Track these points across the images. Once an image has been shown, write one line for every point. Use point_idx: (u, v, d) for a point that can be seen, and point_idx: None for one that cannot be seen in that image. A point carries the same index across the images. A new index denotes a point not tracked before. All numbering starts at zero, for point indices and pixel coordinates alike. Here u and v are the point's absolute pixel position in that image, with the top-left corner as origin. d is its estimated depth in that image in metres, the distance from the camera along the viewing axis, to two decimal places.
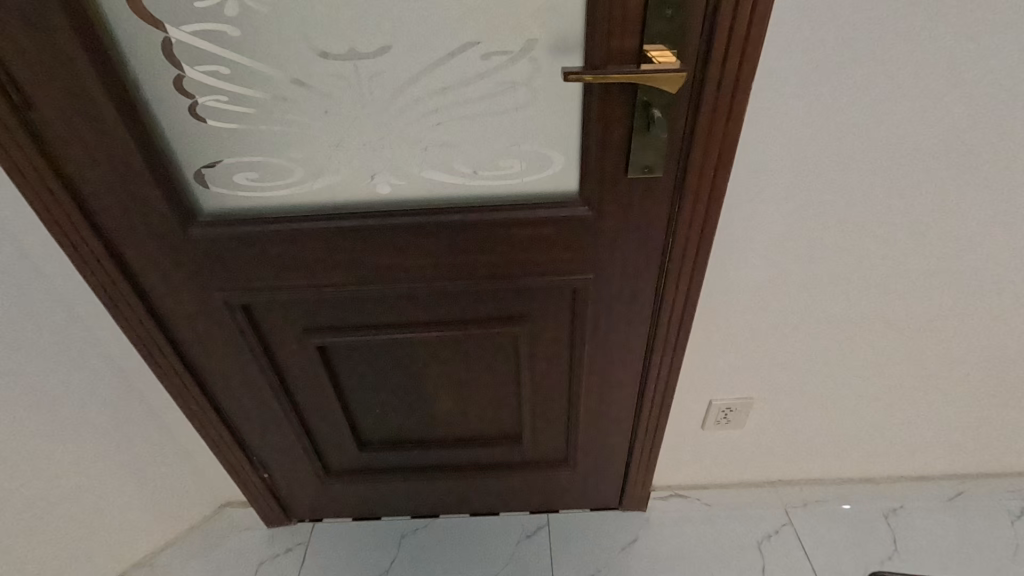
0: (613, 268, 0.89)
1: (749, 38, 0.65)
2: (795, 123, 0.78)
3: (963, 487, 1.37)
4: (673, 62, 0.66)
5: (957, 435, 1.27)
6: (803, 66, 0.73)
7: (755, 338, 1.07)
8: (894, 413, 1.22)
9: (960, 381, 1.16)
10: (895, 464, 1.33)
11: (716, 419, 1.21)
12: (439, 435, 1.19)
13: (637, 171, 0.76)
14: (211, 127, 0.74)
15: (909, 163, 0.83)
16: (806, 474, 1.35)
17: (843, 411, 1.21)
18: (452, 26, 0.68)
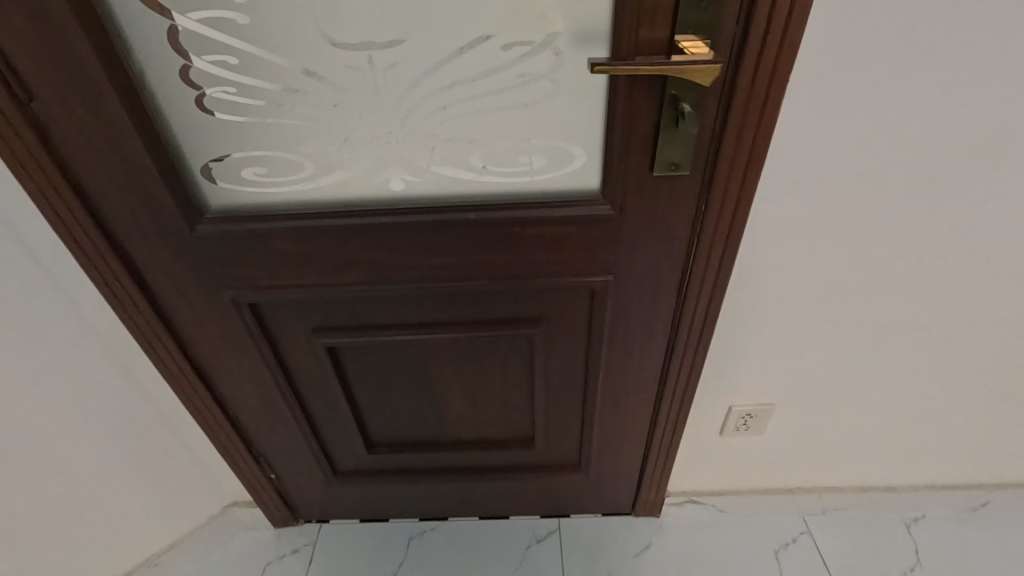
0: (634, 269, 0.85)
1: (788, 29, 0.61)
2: (831, 119, 0.73)
3: (988, 497, 1.32)
4: (705, 53, 0.62)
5: (984, 443, 1.22)
6: (843, 60, 0.68)
7: (778, 343, 1.03)
8: (918, 422, 1.18)
9: (990, 390, 1.12)
10: (918, 471, 1.29)
11: (734, 426, 1.17)
12: (449, 438, 1.16)
13: (663, 169, 0.72)
14: (219, 120, 0.71)
15: (949, 164, 0.78)
16: (824, 481, 1.31)
17: (866, 418, 1.17)
18: (471, 15, 0.64)
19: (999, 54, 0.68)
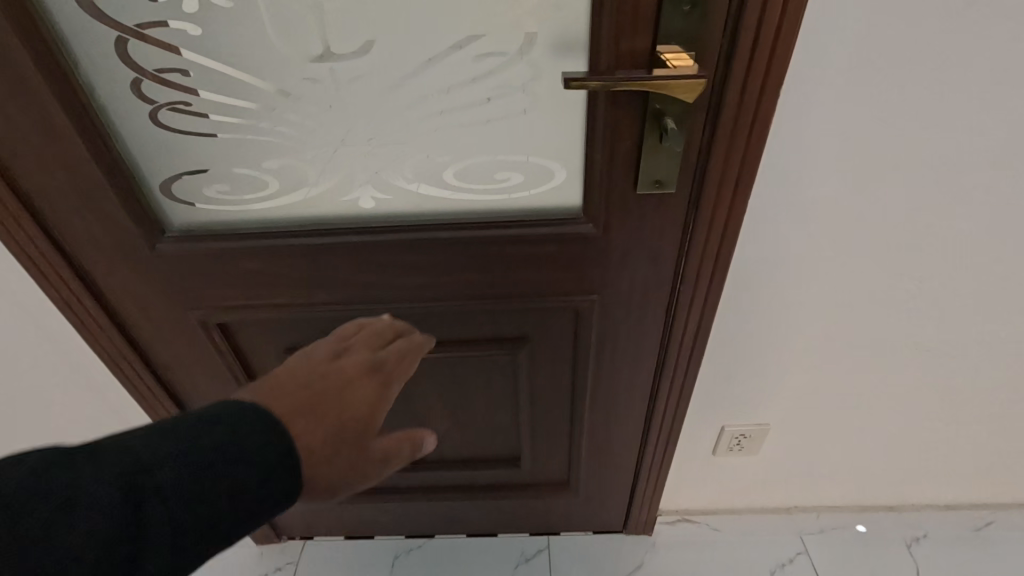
0: (620, 289, 0.81)
1: (778, 39, 0.56)
2: (827, 134, 0.69)
3: (993, 516, 1.27)
4: (690, 65, 0.58)
5: (988, 463, 1.18)
6: (841, 71, 0.64)
7: (773, 362, 0.99)
8: (919, 441, 1.13)
9: (995, 409, 1.07)
10: (919, 490, 1.24)
11: (728, 446, 1.14)
12: (434, 456, 1.13)
13: (648, 187, 0.68)
14: (176, 135, 0.67)
15: (953, 181, 0.74)
16: (822, 500, 1.27)
17: (865, 438, 1.13)
18: (439, 25, 0.60)
19: (1011, 64, 0.63)
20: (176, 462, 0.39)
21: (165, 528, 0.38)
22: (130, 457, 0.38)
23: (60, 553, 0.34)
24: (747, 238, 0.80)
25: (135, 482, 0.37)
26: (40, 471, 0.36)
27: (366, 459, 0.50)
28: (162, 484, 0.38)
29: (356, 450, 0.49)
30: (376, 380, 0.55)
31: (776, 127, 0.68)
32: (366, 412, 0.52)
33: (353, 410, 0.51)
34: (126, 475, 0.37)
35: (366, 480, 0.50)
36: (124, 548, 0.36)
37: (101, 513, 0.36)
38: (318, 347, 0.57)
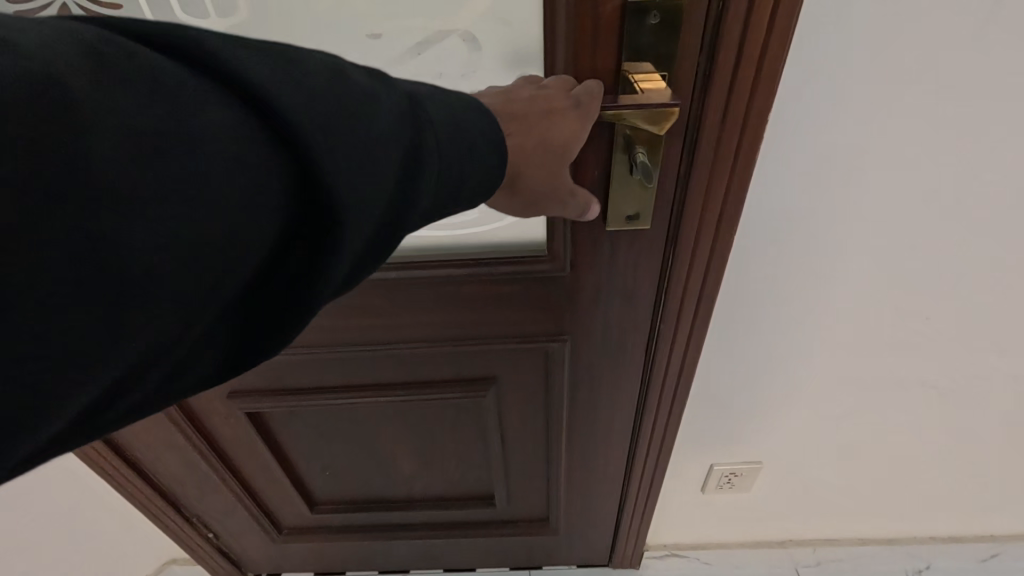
0: (594, 329, 0.73)
1: (766, 56, 0.47)
2: (822, 161, 0.60)
3: (1000, 548, 1.20)
4: (662, 88, 0.50)
5: (997, 497, 1.10)
6: (836, 93, 0.55)
7: (764, 397, 0.91)
8: (922, 475, 1.05)
9: (1004, 444, 0.99)
10: (921, 523, 1.17)
11: (717, 483, 1.07)
12: (402, 496, 1.05)
13: (618, 223, 0.59)
14: None
15: (964, 211, 0.65)
16: (819, 533, 1.20)
17: (864, 472, 1.05)
18: (367, 45, 0.51)
19: None
20: (453, 123, 0.38)
21: (439, 173, 0.37)
22: (417, 109, 0.36)
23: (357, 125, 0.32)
24: (733, 271, 0.72)
25: (421, 123, 0.36)
26: (358, 77, 0.34)
27: (557, 180, 0.50)
28: (441, 138, 0.37)
29: (556, 163, 0.49)
30: (574, 120, 0.48)
31: (763, 152, 0.60)
32: (570, 130, 0.47)
33: (551, 128, 0.46)
34: (417, 122, 0.36)
35: (566, 204, 0.51)
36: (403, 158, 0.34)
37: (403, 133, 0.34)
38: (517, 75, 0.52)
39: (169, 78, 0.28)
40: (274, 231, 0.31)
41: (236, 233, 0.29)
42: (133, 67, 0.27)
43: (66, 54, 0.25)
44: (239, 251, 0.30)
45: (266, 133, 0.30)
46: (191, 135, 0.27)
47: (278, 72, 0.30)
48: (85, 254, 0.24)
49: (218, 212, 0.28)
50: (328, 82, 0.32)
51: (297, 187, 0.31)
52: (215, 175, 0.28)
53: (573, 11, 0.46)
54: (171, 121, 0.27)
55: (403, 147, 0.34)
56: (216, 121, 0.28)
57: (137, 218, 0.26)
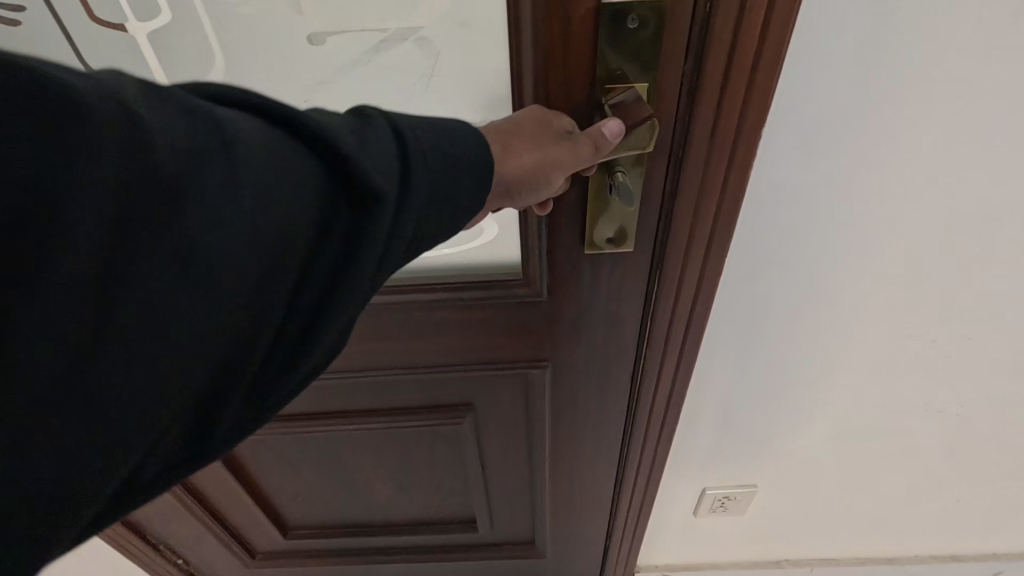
0: (576, 355, 0.67)
1: (759, 62, 0.41)
2: (820, 183, 0.54)
3: (1003, 567, 1.15)
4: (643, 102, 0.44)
5: (1000, 517, 1.05)
6: (837, 110, 0.50)
7: (762, 425, 0.86)
8: (923, 497, 1.00)
9: (1010, 466, 0.94)
10: (921, 542, 1.12)
11: (710, 507, 1.02)
12: (379, 521, 1.00)
13: (597, 246, 0.54)
14: None
15: (978, 235, 0.59)
16: (816, 553, 1.15)
17: (863, 495, 1.00)
18: (311, 50, 0.45)
19: None
20: (459, 146, 0.36)
21: (443, 206, 0.35)
22: (413, 133, 0.34)
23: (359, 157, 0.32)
24: (724, 302, 0.66)
25: (422, 153, 0.34)
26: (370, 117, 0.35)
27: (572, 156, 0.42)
28: (441, 167, 0.35)
29: (528, 144, 0.41)
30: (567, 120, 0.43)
31: (759, 165, 0.53)
32: (526, 116, 0.42)
33: (497, 127, 0.41)
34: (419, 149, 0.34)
35: (577, 159, 0.42)
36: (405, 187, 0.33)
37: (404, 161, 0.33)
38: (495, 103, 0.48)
39: (207, 114, 0.29)
40: (291, 273, 0.31)
41: (257, 273, 0.29)
42: (179, 104, 0.28)
43: (129, 89, 0.27)
44: (256, 300, 0.30)
45: (283, 173, 0.30)
46: (220, 172, 0.28)
47: (292, 115, 0.31)
48: (138, 287, 0.26)
49: (241, 251, 0.28)
50: (334, 122, 0.33)
51: (311, 228, 0.31)
52: (238, 214, 0.28)
53: (541, 17, 0.40)
54: (206, 158, 0.28)
55: (404, 182, 0.33)
56: (242, 157, 0.29)
57: (176, 258, 0.27)
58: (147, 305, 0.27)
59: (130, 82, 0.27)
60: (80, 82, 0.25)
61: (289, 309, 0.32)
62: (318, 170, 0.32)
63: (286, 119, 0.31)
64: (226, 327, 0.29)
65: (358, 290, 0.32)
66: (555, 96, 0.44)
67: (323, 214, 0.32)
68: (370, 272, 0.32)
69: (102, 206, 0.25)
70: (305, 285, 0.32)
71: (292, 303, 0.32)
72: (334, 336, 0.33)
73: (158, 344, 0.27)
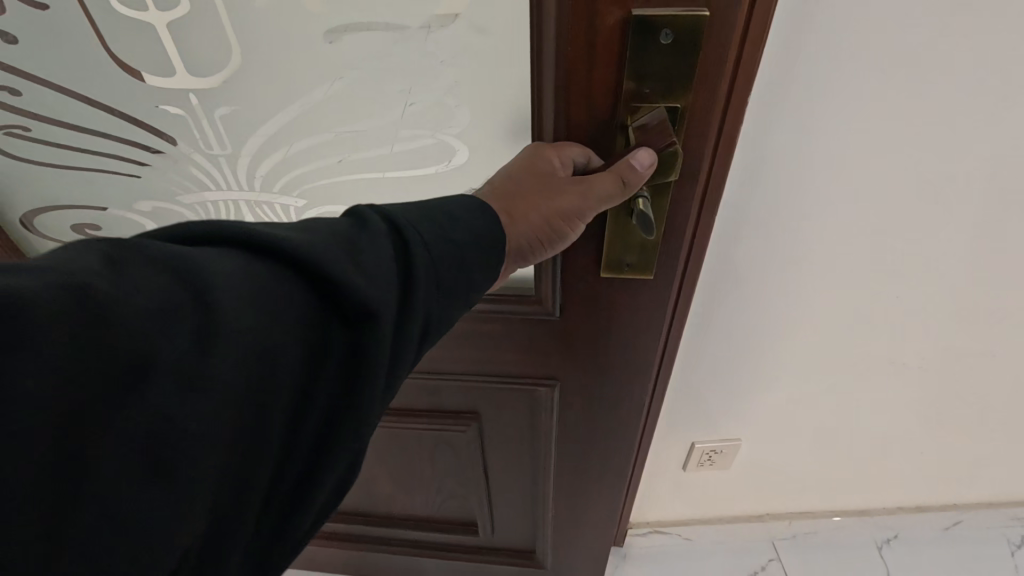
0: (586, 375, 0.64)
1: (747, 42, 0.38)
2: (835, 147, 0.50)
3: (965, 515, 1.05)
4: (658, 109, 0.39)
5: (984, 477, 0.98)
6: (840, 87, 0.46)
7: (754, 376, 0.76)
8: (916, 451, 0.90)
9: (1006, 416, 0.85)
10: (903, 494, 1.01)
11: (698, 461, 0.90)
12: (382, 513, 1.00)
13: (614, 270, 0.51)
14: (22, 165, 0.52)
15: (988, 187, 0.54)
16: (800, 504, 1.02)
17: (860, 444, 0.88)
18: (326, 49, 0.43)
19: None
20: (462, 232, 0.36)
21: (446, 301, 0.35)
22: (414, 233, 0.34)
23: (350, 284, 0.30)
24: (718, 267, 0.61)
25: (424, 253, 0.34)
26: (366, 224, 0.33)
27: (587, 201, 0.40)
28: (444, 268, 0.34)
29: (543, 201, 0.40)
30: (580, 159, 0.42)
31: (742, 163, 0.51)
32: (532, 168, 0.40)
33: (506, 184, 0.40)
34: (408, 244, 0.33)
35: (603, 199, 0.40)
36: (395, 297, 0.32)
37: (396, 267, 0.32)
38: (516, 112, 0.45)
39: (183, 266, 0.26)
40: (283, 421, 0.29)
41: (241, 439, 0.27)
42: (150, 265, 0.25)
43: (90, 267, 0.23)
44: (245, 457, 0.28)
45: (267, 316, 0.28)
46: (199, 339, 0.25)
47: (276, 244, 0.29)
48: (106, 494, 0.23)
49: (221, 424, 0.26)
50: (320, 241, 0.31)
51: (304, 366, 0.29)
52: (219, 380, 0.25)
53: (564, 28, 0.37)
54: (182, 328, 0.25)
55: (405, 293, 0.32)
56: (224, 311, 0.26)
57: (142, 458, 0.24)
58: (118, 517, 0.23)
59: (90, 255, 0.24)
60: (24, 277, 0.22)
61: (286, 455, 0.30)
62: (307, 297, 0.30)
63: (268, 249, 0.29)
64: (213, 495, 0.27)
65: (360, 424, 0.31)
66: (576, 125, 0.42)
67: (319, 348, 0.30)
68: (374, 399, 0.31)
69: (56, 424, 0.21)
70: (298, 427, 0.30)
71: (291, 448, 0.30)
72: (339, 472, 0.32)
73: (131, 550, 0.24)
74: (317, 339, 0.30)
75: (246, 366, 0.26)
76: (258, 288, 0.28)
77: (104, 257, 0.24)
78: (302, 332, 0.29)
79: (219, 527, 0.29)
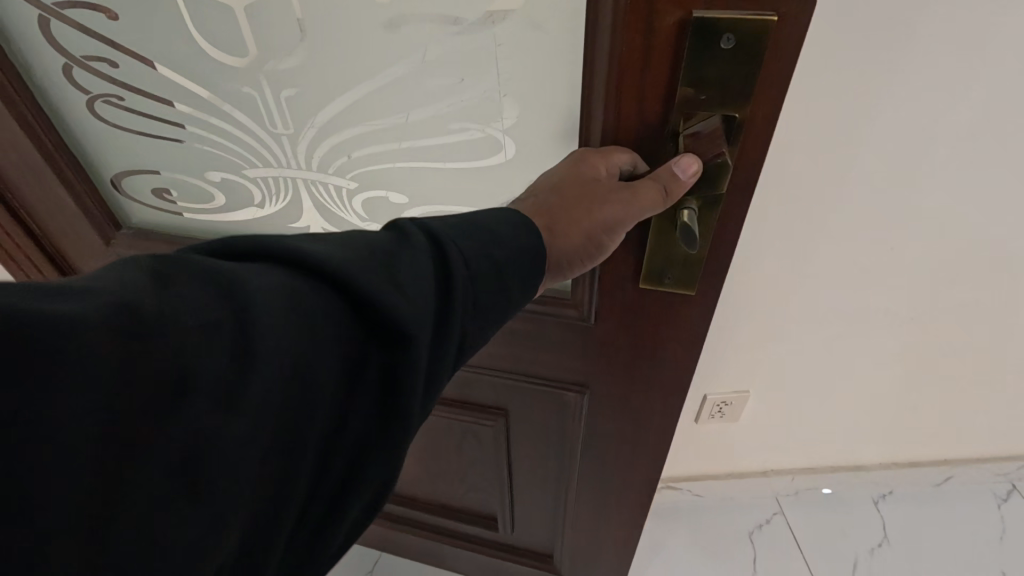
0: (618, 384, 0.62)
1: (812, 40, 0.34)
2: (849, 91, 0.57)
3: (955, 472, 1.11)
4: (711, 116, 0.38)
5: (973, 435, 1.04)
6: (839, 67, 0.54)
7: (758, 332, 0.82)
8: (908, 405, 0.96)
9: (992, 366, 0.90)
10: (895, 451, 1.06)
11: (709, 414, 0.94)
12: (406, 494, 1.02)
13: (653, 282, 0.49)
14: (115, 130, 0.58)
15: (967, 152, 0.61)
16: (801, 461, 1.07)
17: (864, 399, 0.94)
18: (389, 38, 0.44)
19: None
20: (508, 251, 0.34)
21: (485, 321, 0.33)
22: (452, 245, 0.32)
23: (388, 303, 0.28)
24: None
25: (463, 269, 0.31)
26: (408, 236, 0.32)
27: (629, 212, 0.39)
28: (484, 284, 0.32)
29: (583, 217, 0.38)
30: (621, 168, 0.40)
31: None
32: (571, 179, 0.39)
33: (544, 199, 0.39)
34: (447, 259, 0.31)
35: (646, 207, 0.39)
36: (436, 315, 0.30)
37: (436, 282, 0.30)
38: (565, 110, 0.45)
39: (226, 282, 0.24)
40: (320, 444, 0.27)
41: (273, 467, 0.25)
42: (194, 281, 0.24)
43: (134, 284, 0.22)
44: (276, 489, 0.26)
45: (306, 336, 0.26)
46: (235, 357, 0.24)
47: (317, 262, 0.27)
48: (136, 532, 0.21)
49: (254, 452, 0.24)
50: (360, 254, 0.29)
51: (340, 390, 0.27)
52: (253, 406, 0.24)
53: (620, 26, 0.36)
54: (219, 346, 0.23)
55: (445, 309, 0.30)
56: (262, 331, 0.24)
57: (178, 483, 0.22)
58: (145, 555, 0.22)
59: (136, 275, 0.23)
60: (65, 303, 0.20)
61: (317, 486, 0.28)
62: (347, 312, 0.28)
63: (308, 265, 0.27)
64: (243, 528, 0.25)
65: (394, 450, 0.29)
66: (625, 130, 0.40)
67: (355, 372, 0.28)
68: (410, 426, 0.29)
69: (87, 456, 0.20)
70: (333, 451, 0.28)
71: (321, 478, 0.28)
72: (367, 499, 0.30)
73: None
74: (353, 362, 0.28)
75: (283, 391, 0.25)
76: (299, 306, 0.26)
77: (150, 271, 0.24)
78: (339, 354, 0.27)
79: (248, 563, 0.26)
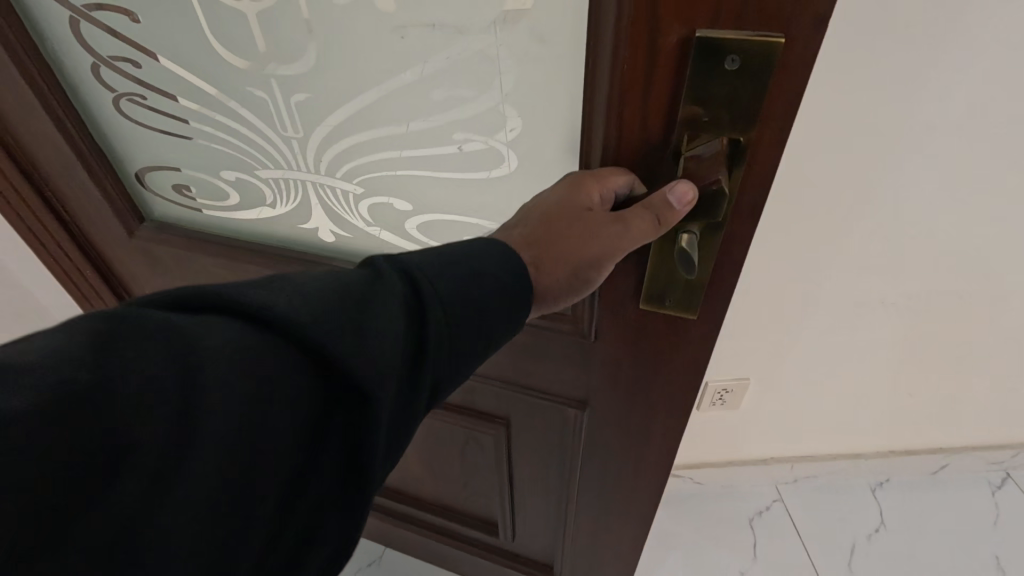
0: (618, 400, 0.61)
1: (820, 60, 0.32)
2: (849, 93, 0.61)
3: (949, 460, 1.14)
4: (714, 137, 0.36)
5: (965, 423, 1.08)
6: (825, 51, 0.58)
7: (759, 319, 0.85)
8: (901, 391, 0.99)
9: (982, 352, 0.93)
10: (889, 438, 1.10)
11: (710, 401, 0.98)
12: (409, 493, 1.03)
13: (653, 303, 0.47)
14: (138, 128, 0.59)
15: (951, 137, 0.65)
16: (800, 449, 1.11)
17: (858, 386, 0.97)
18: (395, 46, 0.44)
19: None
20: (483, 294, 0.34)
21: (457, 361, 0.33)
22: (425, 278, 0.32)
23: (349, 355, 0.28)
24: None
25: (435, 303, 0.32)
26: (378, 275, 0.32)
27: (620, 246, 0.38)
28: (456, 325, 0.32)
29: (571, 254, 0.38)
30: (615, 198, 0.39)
31: None
32: (562, 211, 0.38)
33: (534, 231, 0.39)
34: (420, 299, 0.32)
35: (639, 237, 0.38)
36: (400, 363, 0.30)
37: (404, 325, 0.31)
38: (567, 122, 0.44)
39: (179, 340, 0.25)
40: (277, 495, 0.28)
41: (224, 521, 0.26)
42: (145, 340, 0.24)
43: (80, 354, 0.22)
44: (229, 540, 0.27)
45: (260, 393, 0.26)
46: (182, 426, 0.24)
47: (276, 311, 0.27)
48: None
49: (204, 511, 0.25)
50: (326, 298, 0.29)
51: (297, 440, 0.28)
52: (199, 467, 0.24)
53: (622, 43, 0.34)
54: (168, 413, 0.23)
55: (412, 355, 0.31)
56: (212, 392, 0.25)
57: (124, 545, 0.23)
58: None
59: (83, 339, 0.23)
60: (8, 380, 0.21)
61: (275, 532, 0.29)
62: (304, 366, 0.28)
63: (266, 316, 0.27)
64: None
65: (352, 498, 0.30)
66: (625, 149, 0.39)
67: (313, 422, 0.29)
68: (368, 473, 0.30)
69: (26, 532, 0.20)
70: (291, 499, 0.29)
71: (278, 524, 0.29)
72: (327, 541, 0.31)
73: None
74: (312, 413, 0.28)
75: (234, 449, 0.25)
76: (255, 361, 0.26)
77: (100, 335, 0.24)
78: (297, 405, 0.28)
79: None
